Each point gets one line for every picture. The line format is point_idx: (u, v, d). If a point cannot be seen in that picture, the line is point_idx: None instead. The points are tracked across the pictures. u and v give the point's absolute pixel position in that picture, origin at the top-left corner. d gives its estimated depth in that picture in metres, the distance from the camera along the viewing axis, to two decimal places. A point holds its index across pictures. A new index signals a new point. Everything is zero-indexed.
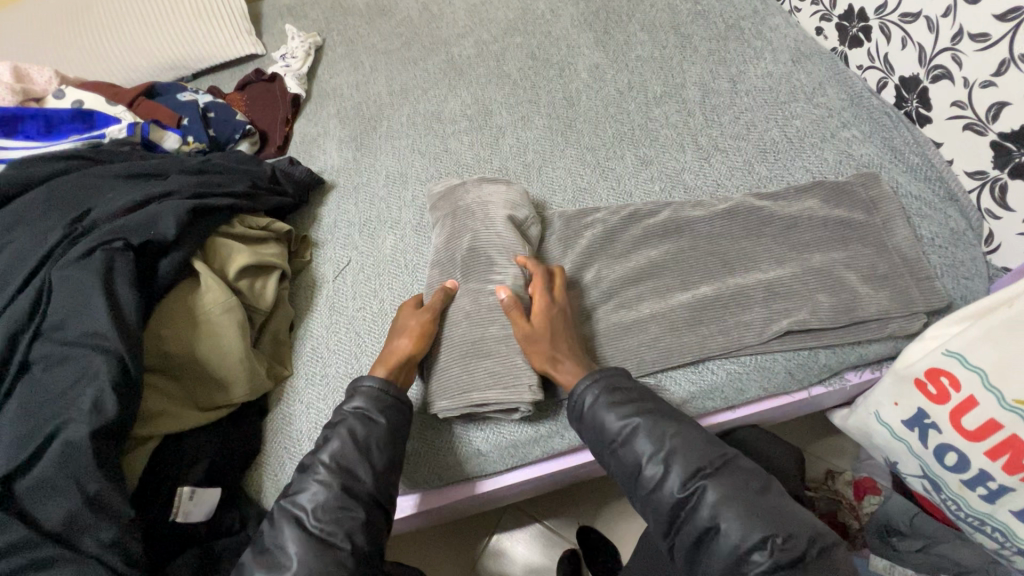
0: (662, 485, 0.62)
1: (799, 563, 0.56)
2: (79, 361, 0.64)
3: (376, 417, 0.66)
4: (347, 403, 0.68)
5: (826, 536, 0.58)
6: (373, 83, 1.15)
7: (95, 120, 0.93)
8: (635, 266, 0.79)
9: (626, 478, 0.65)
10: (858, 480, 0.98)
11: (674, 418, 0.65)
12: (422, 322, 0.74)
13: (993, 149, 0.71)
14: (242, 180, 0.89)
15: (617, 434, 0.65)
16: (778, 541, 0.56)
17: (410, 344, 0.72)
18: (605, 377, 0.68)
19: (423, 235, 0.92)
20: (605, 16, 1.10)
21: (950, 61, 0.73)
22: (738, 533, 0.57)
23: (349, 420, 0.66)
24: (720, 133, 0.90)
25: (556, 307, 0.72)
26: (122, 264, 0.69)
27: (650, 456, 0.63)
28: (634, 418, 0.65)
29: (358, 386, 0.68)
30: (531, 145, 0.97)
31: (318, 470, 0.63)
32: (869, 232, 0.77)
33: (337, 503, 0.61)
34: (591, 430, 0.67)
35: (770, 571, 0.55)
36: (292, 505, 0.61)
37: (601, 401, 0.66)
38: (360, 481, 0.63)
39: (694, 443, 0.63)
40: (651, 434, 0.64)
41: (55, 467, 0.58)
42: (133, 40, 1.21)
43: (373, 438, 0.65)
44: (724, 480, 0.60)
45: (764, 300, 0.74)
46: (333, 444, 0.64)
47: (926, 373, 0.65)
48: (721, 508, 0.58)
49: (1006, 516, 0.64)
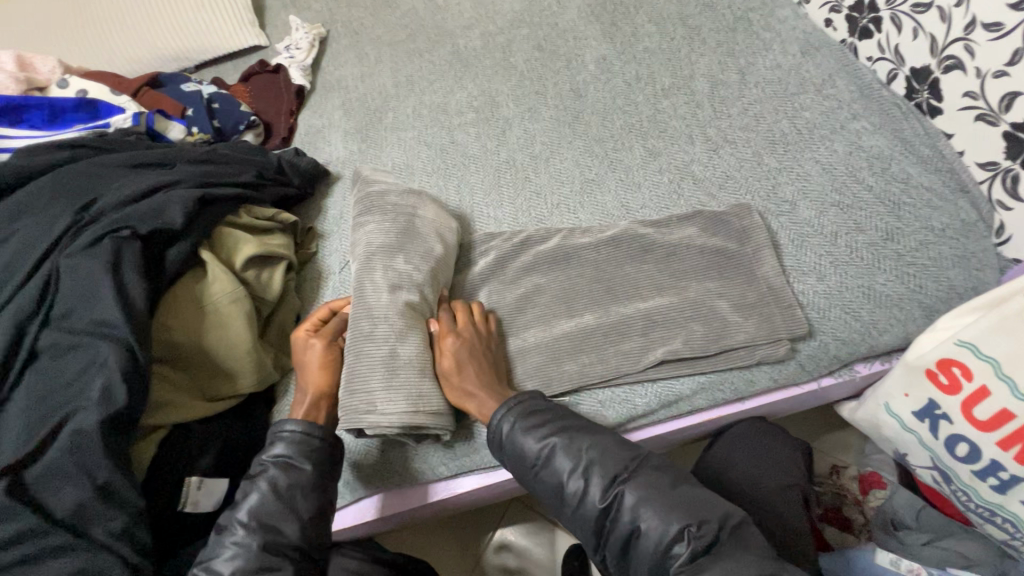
0: (584, 498, 0.61)
1: (717, 547, 0.56)
2: (90, 350, 0.64)
3: (299, 464, 0.65)
4: (267, 451, 0.66)
5: (736, 515, 0.58)
6: (378, 75, 1.14)
7: (100, 110, 0.92)
8: (594, 278, 0.78)
9: (550, 498, 0.64)
10: (864, 476, 0.97)
11: (588, 431, 0.64)
12: (320, 347, 0.73)
13: (1005, 140, 0.71)
14: (247, 170, 0.88)
15: (537, 457, 0.64)
16: (693, 529, 0.56)
17: (318, 378, 0.71)
18: (520, 404, 0.66)
19: (342, 236, 0.93)
20: (612, 8, 1.10)
21: (963, 51, 0.73)
22: (658, 529, 0.57)
23: (269, 471, 0.64)
24: (729, 124, 0.90)
25: (469, 338, 0.71)
26: (129, 252, 0.69)
27: (570, 472, 0.62)
28: (551, 438, 0.64)
29: (278, 432, 0.67)
30: (538, 136, 0.96)
31: (234, 531, 0.61)
32: (735, 265, 0.77)
33: (258, 565, 0.60)
34: (512, 457, 0.65)
35: (690, 562, 0.55)
36: (207, 572, 0.60)
37: (516, 427, 0.65)
38: (283, 536, 0.62)
39: (609, 450, 0.62)
40: (569, 451, 0.63)
41: (66, 455, 0.58)
42: (136, 32, 1.20)
43: (297, 487, 0.64)
44: (639, 480, 0.60)
45: (705, 310, 0.74)
46: (252, 498, 0.63)
47: (937, 363, 0.65)
48: (639, 509, 0.58)
49: (1016, 506, 0.64)
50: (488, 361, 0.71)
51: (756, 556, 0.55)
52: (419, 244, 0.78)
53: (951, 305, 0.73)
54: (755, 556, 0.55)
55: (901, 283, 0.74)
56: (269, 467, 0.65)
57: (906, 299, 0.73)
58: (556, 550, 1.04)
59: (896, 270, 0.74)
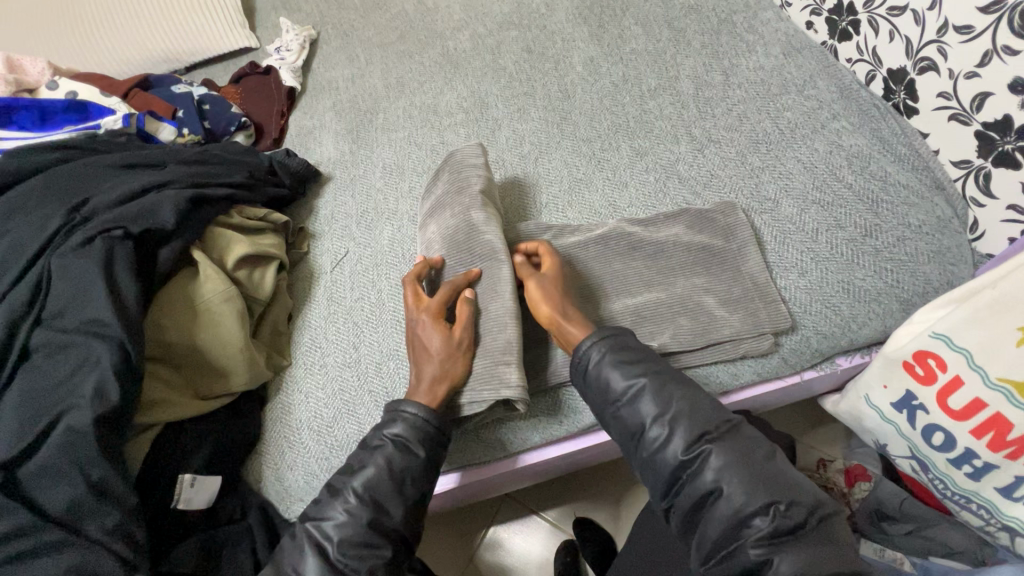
0: (664, 448, 0.62)
1: (798, 530, 0.56)
2: (83, 348, 0.64)
3: (415, 449, 0.65)
4: (387, 428, 0.66)
5: (825, 505, 0.59)
6: (369, 76, 1.15)
7: (90, 112, 0.92)
8: (589, 274, 0.80)
9: (626, 437, 0.66)
10: (849, 468, 1.00)
11: (680, 383, 0.65)
12: (467, 342, 0.72)
13: (977, 139, 0.73)
14: (240, 171, 0.89)
15: (622, 395, 0.65)
16: (780, 508, 0.56)
17: (451, 367, 0.70)
18: (613, 338, 0.68)
19: (337, 238, 0.95)
20: (599, 11, 1.11)
21: (936, 53, 0.75)
22: (740, 497, 0.57)
23: (386, 448, 0.65)
24: (714, 124, 0.92)
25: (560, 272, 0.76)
26: (122, 252, 0.70)
27: (654, 417, 0.63)
28: (641, 378, 0.65)
29: (398, 412, 0.66)
30: (527, 137, 0.98)
31: (347, 498, 0.63)
32: (720, 261, 0.78)
33: (362, 539, 0.61)
34: (595, 389, 0.67)
35: (768, 538, 0.56)
36: (318, 530, 0.62)
37: (606, 360, 0.67)
38: (390, 518, 0.63)
39: (698, 408, 0.63)
40: (656, 397, 0.64)
41: (59, 454, 0.59)
42: (126, 33, 1.20)
43: (409, 471, 0.64)
44: (727, 445, 0.60)
45: (692, 306, 0.75)
46: (368, 471, 0.64)
47: (914, 355, 0.68)
48: (724, 472, 0.59)
49: (991, 492, 0.66)
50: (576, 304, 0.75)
51: (838, 551, 0.56)
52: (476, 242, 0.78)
53: (927, 298, 0.75)
54: (839, 549, 0.56)
55: (880, 278, 0.76)
56: (386, 443, 0.65)
57: (884, 293, 0.75)
58: (547, 546, 1.06)
59: (875, 266, 0.76)
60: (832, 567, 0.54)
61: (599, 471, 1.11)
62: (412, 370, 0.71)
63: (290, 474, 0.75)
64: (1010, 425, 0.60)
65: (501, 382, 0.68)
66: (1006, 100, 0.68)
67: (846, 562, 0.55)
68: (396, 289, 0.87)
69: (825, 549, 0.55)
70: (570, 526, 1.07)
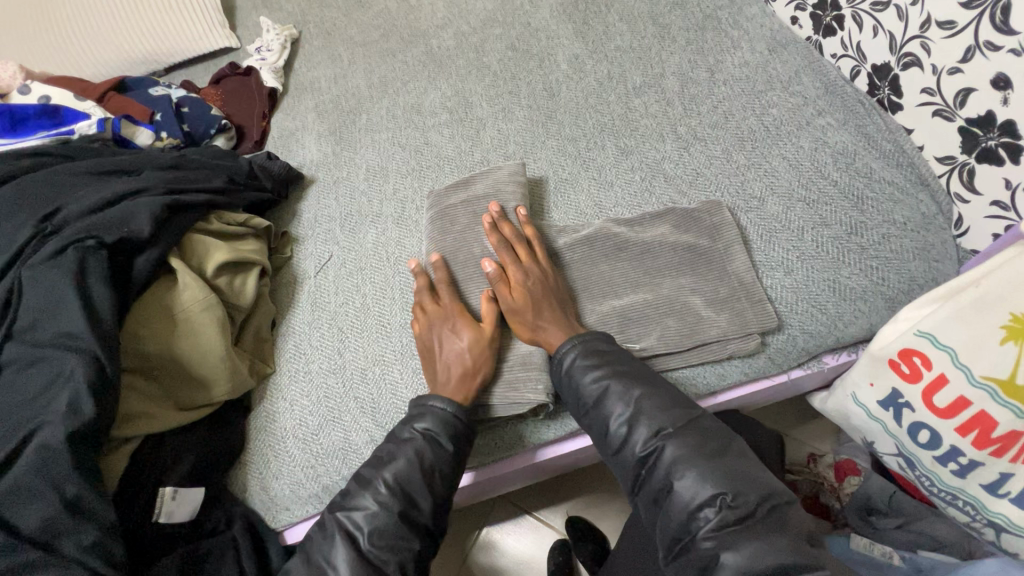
0: (626, 444, 0.63)
1: (749, 520, 0.55)
2: (55, 362, 0.63)
3: (444, 442, 0.65)
4: (415, 422, 0.66)
5: (780, 495, 0.57)
6: (352, 76, 1.13)
7: (63, 116, 0.90)
8: (576, 278, 0.79)
9: (595, 437, 0.66)
10: (840, 463, 1.00)
11: (646, 381, 0.65)
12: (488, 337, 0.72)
13: (961, 134, 0.73)
14: (218, 175, 0.87)
15: (590, 397, 0.66)
16: (727, 499, 0.56)
17: (476, 362, 0.69)
18: (584, 342, 0.68)
19: (323, 243, 0.93)
20: (584, 8, 1.10)
21: (919, 48, 0.75)
22: (690, 490, 0.57)
23: (416, 440, 0.64)
24: (699, 122, 0.91)
25: (524, 262, 0.75)
26: (95, 263, 0.68)
27: (618, 416, 0.63)
28: (606, 380, 0.65)
29: (425, 406, 0.67)
30: (512, 136, 0.97)
31: (379, 489, 0.62)
32: (707, 260, 0.78)
33: (396, 531, 0.60)
34: (568, 393, 0.68)
35: (717, 529, 0.55)
36: (347, 520, 0.61)
37: (577, 364, 0.67)
38: (422, 512, 0.62)
39: (662, 404, 0.63)
40: (622, 397, 0.64)
41: (32, 471, 0.58)
42: (101, 33, 1.18)
43: (439, 464, 0.64)
44: (684, 438, 0.60)
45: (680, 307, 0.75)
46: (399, 462, 0.63)
47: (899, 353, 0.67)
48: (676, 466, 0.59)
49: (976, 489, 0.66)
50: (558, 293, 0.74)
51: (793, 538, 0.54)
52: (464, 253, 0.81)
53: (912, 296, 0.75)
54: (791, 539, 0.54)
55: (865, 276, 0.75)
56: (416, 436, 0.64)
57: (869, 291, 0.75)
58: (541, 546, 1.06)
59: (859, 264, 0.76)
60: (779, 559, 0.52)
61: (593, 471, 1.10)
62: (435, 365, 0.72)
63: (274, 482, 0.75)
64: (995, 423, 0.60)
65: (526, 391, 0.70)
66: (988, 96, 0.68)
67: (799, 552, 0.52)
68: (381, 294, 0.86)
69: (768, 539, 0.53)
70: (563, 525, 1.07)
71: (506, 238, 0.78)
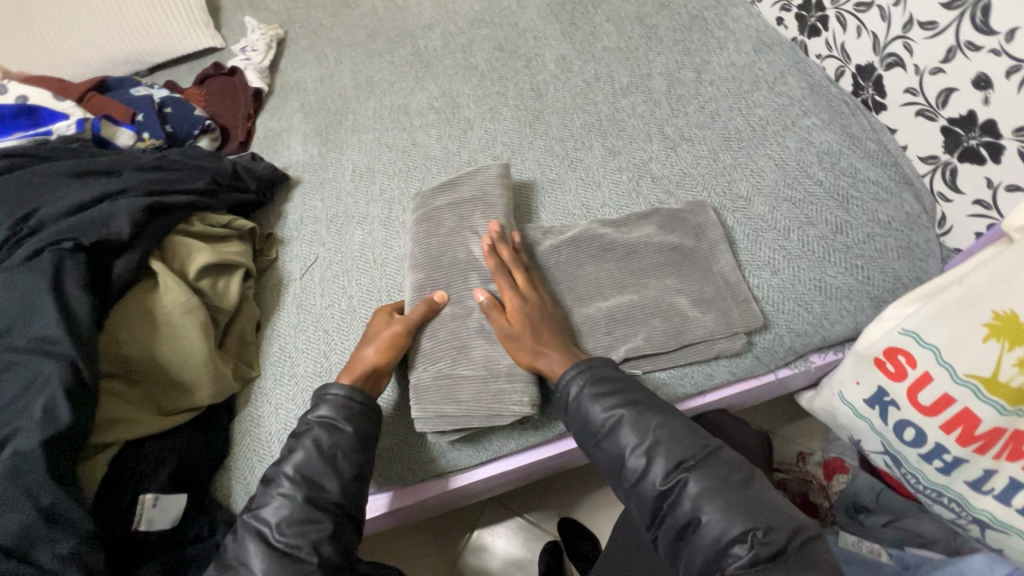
0: (645, 479, 0.61)
1: (781, 557, 0.55)
2: (30, 368, 0.61)
3: (342, 426, 0.65)
4: (313, 412, 0.67)
5: (808, 528, 0.58)
6: (338, 76, 1.12)
7: (40, 116, 0.88)
8: (563, 279, 0.79)
9: (609, 469, 0.65)
10: (828, 461, 0.98)
11: (662, 412, 0.64)
12: (401, 330, 0.73)
13: (944, 134, 0.74)
14: (201, 177, 0.86)
15: (602, 426, 0.65)
16: (758, 534, 0.56)
17: (380, 354, 0.72)
18: (591, 368, 0.67)
19: (309, 245, 0.92)
20: (571, 8, 1.10)
21: (902, 49, 0.75)
22: (718, 525, 0.57)
23: (314, 430, 0.65)
24: (686, 122, 0.91)
25: (523, 290, 0.74)
26: (72, 265, 0.67)
27: (633, 448, 0.63)
28: (618, 410, 0.64)
29: (324, 395, 0.67)
30: (500, 137, 0.96)
31: (280, 484, 0.62)
32: (694, 261, 0.78)
33: (302, 516, 0.60)
34: (576, 421, 0.67)
35: (749, 566, 0.55)
36: (256, 519, 0.61)
37: (586, 392, 0.66)
38: (326, 493, 0.62)
39: (678, 435, 0.62)
40: (636, 427, 0.63)
41: (5, 480, 0.56)
42: (82, 31, 1.15)
43: (337, 447, 0.64)
44: (705, 471, 0.60)
45: (667, 308, 0.74)
46: (297, 455, 0.63)
47: (885, 352, 0.67)
48: (701, 500, 0.58)
49: (960, 487, 0.67)
50: (555, 321, 0.73)
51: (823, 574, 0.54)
52: (451, 255, 0.80)
53: (897, 294, 0.75)
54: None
55: (851, 275, 0.76)
56: (314, 424, 0.65)
57: (854, 290, 0.75)
58: (533, 549, 1.05)
59: (845, 263, 0.76)
60: None
61: (584, 472, 1.09)
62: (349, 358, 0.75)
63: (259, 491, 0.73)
64: (979, 421, 0.61)
65: (512, 399, 0.70)
66: (969, 95, 0.68)
67: None
68: (367, 296, 0.85)
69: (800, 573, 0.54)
70: (555, 527, 1.06)
71: (505, 262, 0.76)
